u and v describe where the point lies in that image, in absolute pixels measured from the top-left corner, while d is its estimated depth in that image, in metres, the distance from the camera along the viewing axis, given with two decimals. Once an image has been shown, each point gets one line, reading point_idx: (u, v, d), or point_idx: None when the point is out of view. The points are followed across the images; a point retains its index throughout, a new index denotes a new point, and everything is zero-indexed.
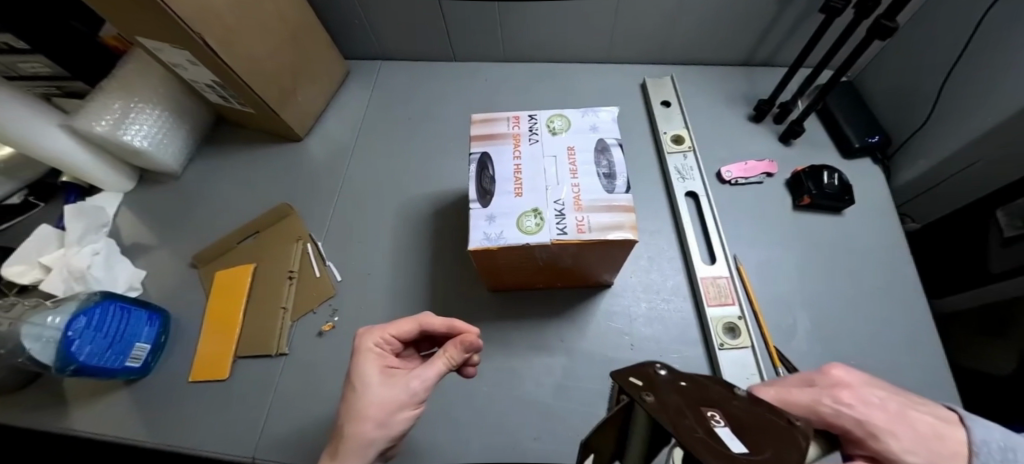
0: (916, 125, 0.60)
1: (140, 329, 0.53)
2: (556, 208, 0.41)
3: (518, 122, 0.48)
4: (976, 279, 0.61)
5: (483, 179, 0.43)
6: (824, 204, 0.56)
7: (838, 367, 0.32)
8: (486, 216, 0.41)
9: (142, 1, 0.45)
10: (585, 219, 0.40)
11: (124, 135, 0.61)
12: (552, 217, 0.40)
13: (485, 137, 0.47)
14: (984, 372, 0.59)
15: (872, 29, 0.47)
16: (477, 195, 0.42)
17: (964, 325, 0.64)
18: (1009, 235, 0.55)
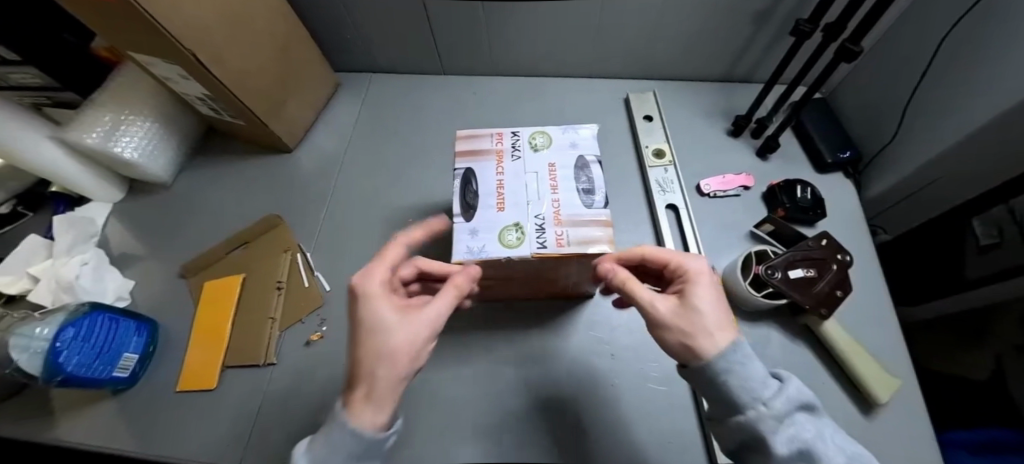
0: (885, 141, 0.63)
1: (128, 339, 0.54)
2: (537, 223, 0.42)
3: (501, 137, 0.50)
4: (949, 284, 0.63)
5: (466, 193, 0.45)
6: (797, 218, 0.58)
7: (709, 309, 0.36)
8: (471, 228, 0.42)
9: (134, 19, 0.46)
10: (564, 233, 0.41)
11: (115, 147, 0.62)
12: (532, 232, 0.41)
13: (469, 153, 0.49)
14: (954, 378, 0.61)
15: (838, 51, 0.49)
16: (461, 208, 0.44)
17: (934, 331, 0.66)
18: (984, 243, 0.57)
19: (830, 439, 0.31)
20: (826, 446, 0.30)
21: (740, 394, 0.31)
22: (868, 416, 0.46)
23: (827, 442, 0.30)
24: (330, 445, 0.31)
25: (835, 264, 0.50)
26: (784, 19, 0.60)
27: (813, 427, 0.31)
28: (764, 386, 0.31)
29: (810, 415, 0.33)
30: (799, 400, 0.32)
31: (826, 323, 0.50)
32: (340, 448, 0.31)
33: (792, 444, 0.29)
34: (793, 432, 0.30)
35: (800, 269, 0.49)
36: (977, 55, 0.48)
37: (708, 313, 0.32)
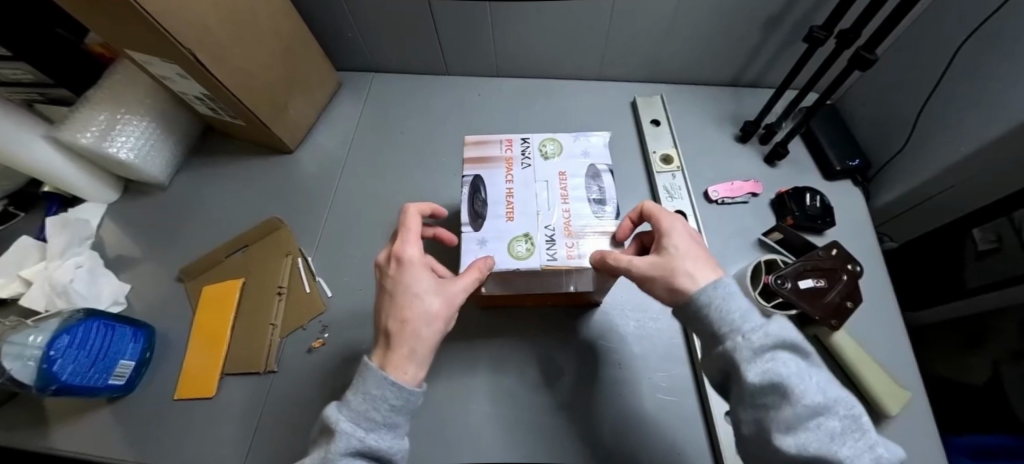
0: (895, 150, 0.62)
1: (123, 346, 0.52)
2: (547, 234, 0.41)
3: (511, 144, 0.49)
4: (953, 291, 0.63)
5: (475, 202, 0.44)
6: (806, 226, 0.57)
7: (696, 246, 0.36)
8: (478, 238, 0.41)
9: (130, 16, 0.44)
10: (575, 245, 0.40)
11: (110, 146, 0.60)
12: (541, 244, 0.41)
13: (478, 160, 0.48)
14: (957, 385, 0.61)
15: (852, 59, 0.48)
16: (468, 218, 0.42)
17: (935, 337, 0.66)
18: (983, 248, 0.59)
19: (814, 379, 0.28)
20: (805, 382, 0.27)
21: (717, 322, 0.30)
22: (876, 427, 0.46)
23: (806, 380, 0.27)
24: (373, 399, 0.31)
25: (845, 275, 0.49)
26: (795, 24, 0.59)
27: (796, 364, 0.28)
28: (744, 316, 0.30)
29: (800, 356, 0.30)
30: (784, 337, 0.29)
31: (836, 334, 0.49)
32: (389, 398, 0.31)
33: (763, 374, 0.27)
34: (767, 362, 0.28)
35: (808, 280, 0.49)
36: (994, 66, 0.47)
37: (684, 259, 0.34)
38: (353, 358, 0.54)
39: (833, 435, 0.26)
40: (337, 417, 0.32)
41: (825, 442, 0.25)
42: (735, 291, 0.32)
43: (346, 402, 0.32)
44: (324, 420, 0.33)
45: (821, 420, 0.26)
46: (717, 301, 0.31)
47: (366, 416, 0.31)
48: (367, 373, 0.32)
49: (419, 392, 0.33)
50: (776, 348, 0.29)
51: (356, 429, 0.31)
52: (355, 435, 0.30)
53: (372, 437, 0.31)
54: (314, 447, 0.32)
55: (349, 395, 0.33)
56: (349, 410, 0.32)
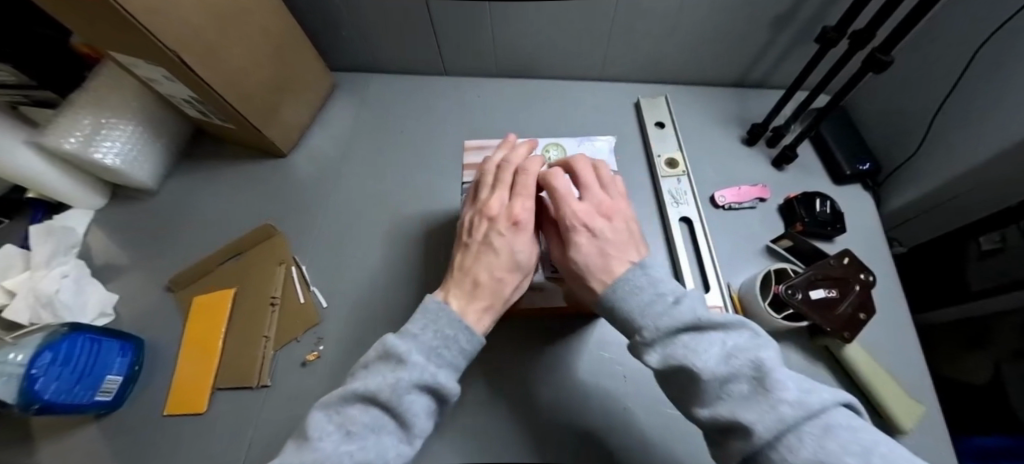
0: (908, 153, 0.61)
1: (111, 360, 0.50)
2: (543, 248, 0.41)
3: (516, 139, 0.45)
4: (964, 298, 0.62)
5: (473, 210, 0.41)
6: (816, 232, 0.55)
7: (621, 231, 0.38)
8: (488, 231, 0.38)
9: (109, 17, 0.42)
10: None
11: (95, 152, 0.58)
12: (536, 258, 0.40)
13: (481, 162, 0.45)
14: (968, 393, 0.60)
15: (866, 61, 0.47)
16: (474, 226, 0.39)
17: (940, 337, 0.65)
18: (989, 249, 0.58)
19: (716, 345, 0.28)
20: (701, 349, 0.28)
21: (629, 316, 0.33)
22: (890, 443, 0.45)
23: (700, 354, 0.28)
24: (447, 337, 0.32)
25: (858, 284, 0.47)
26: (804, 24, 0.58)
27: (702, 336, 0.29)
28: (642, 308, 0.32)
29: (709, 332, 0.29)
30: (687, 310, 0.31)
31: (848, 346, 0.47)
32: (462, 340, 0.32)
33: (661, 358, 0.30)
34: (665, 342, 0.30)
35: (820, 289, 0.47)
36: (1013, 68, 0.45)
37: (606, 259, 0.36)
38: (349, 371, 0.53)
39: (739, 396, 0.25)
40: (402, 346, 0.31)
41: (728, 407, 0.25)
42: (645, 276, 0.34)
43: (410, 335, 0.32)
44: (382, 349, 0.32)
45: (723, 381, 0.26)
46: (624, 292, 0.34)
47: (436, 352, 0.31)
48: (443, 314, 0.33)
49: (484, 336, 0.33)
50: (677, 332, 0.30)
51: (419, 360, 0.30)
52: (422, 365, 0.30)
53: (441, 373, 0.31)
54: (370, 371, 0.31)
55: (414, 328, 0.33)
56: (417, 344, 0.31)
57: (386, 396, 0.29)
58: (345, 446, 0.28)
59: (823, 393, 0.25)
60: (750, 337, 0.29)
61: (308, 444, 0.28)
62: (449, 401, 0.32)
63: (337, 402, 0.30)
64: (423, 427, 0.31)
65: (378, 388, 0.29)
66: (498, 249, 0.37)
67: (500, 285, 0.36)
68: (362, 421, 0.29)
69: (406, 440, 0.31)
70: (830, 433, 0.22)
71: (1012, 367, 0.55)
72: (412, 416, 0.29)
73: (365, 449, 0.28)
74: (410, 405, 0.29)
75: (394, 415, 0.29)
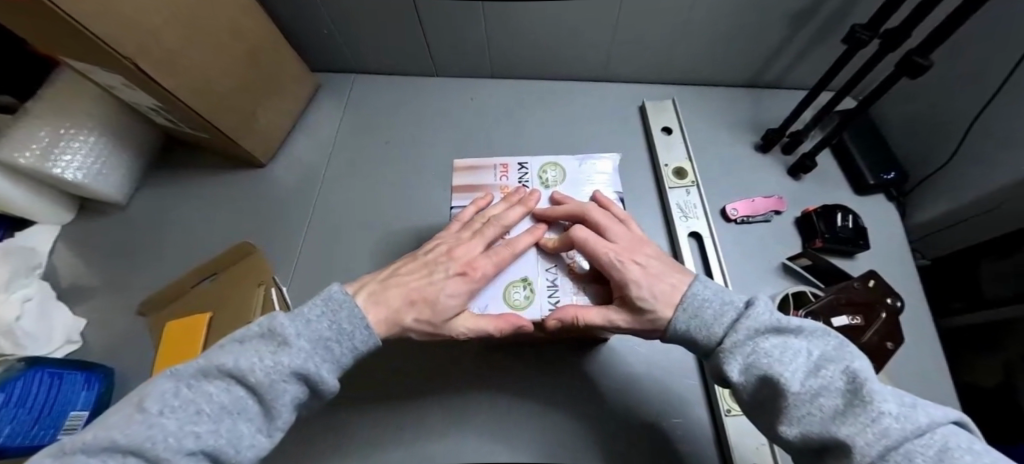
0: (942, 160, 0.56)
1: (74, 395, 0.45)
2: (551, 291, 0.34)
3: (535, 191, 0.39)
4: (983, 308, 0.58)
5: (442, 243, 0.36)
6: (837, 249, 0.51)
7: (638, 272, 0.31)
8: (439, 265, 0.33)
9: (52, 20, 0.37)
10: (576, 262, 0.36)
11: (54, 167, 0.53)
12: (543, 300, 0.34)
13: (485, 205, 0.41)
14: None
15: (901, 64, 0.42)
16: (435, 254, 0.35)
17: (961, 351, 0.59)
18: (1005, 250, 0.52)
19: (802, 354, 0.26)
20: (788, 359, 0.25)
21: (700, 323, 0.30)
22: None
23: (789, 361, 0.25)
24: (342, 328, 0.28)
25: (884, 312, 0.44)
26: (826, 21, 0.53)
27: (783, 343, 0.26)
28: (718, 312, 0.29)
29: (796, 337, 0.27)
30: (767, 312, 0.28)
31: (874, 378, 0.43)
32: (357, 337, 0.28)
33: (745, 369, 0.27)
34: (745, 347, 0.27)
35: (844, 317, 0.43)
36: None
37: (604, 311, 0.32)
38: None
39: (831, 411, 0.23)
40: (290, 325, 0.26)
41: (821, 426, 0.22)
42: (710, 288, 0.32)
43: (298, 315, 0.27)
44: (265, 324, 0.27)
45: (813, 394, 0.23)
46: (695, 307, 0.30)
47: (326, 342, 0.27)
48: (344, 302, 0.29)
49: (361, 340, 0.29)
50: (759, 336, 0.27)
51: (298, 336, 0.26)
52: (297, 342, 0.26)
53: (325, 366, 0.27)
54: (243, 346, 0.26)
55: (306, 309, 0.28)
56: (306, 327, 0.27)
57: (258, 378, 0.24)
58: (190, 425, 0.22)
59: (930, 408, 0.22)
60: (837, 345, 0.26)
61: (135, 417, 0.22)
62: (326, 397, 0.28)
63: (188, 375, 0.25)
64: (287, 421, 0.27)
65: (251, 367, 0.24)
66: (431, 282, 0.32)
67: (406, 312, 0.31)
68: (218, 400, 0.24)
69: (264, 431, 0.26)
70: (948, 456, 0.19)
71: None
72: (279, 407, 0.25)
73: (215, 434, 0.23)
74: (278, 394, 0.25)
75: (261, 400, 0.25)
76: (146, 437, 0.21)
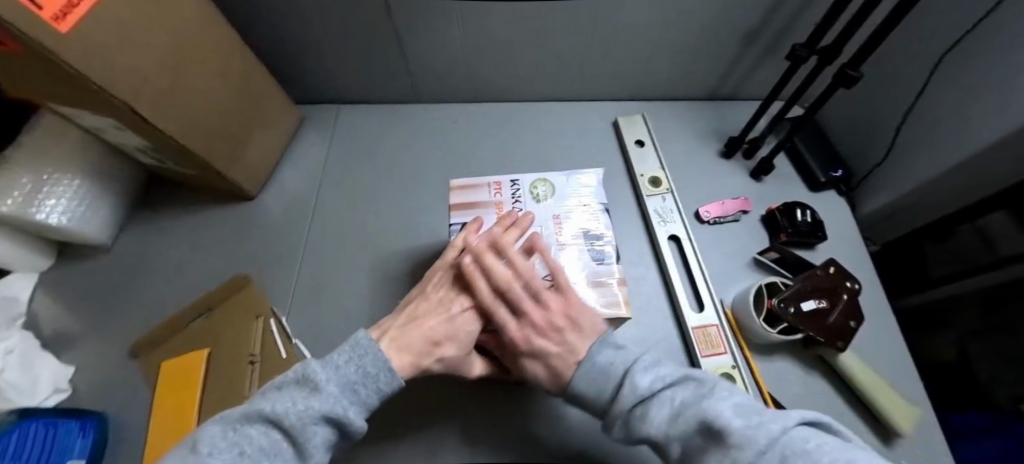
0: (878, 157, 0.63)
1: (68, 445, 0.44)
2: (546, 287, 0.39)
3: (527, 216, 0.42)
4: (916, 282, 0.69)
5: (448, 274, 0.40)
6: (799, 241, 0.57)
7: (529, 361, 0.36)
8: (454, 300, 0.37)
9: (47, 69, 0.38)
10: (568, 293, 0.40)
11: (37, 212, 0.53)
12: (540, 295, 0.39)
13: (473, 230, 0.43)
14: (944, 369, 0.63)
15: (836, 76, 0.48)
16: (445, 290, 0.38)
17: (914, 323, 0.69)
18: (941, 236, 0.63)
19: (666, 403, 0.29)
20: (653, 415, 0.29)
21: (592, 399, 0.33)
22: (890, 447, 0.45)
23: (655, 418, 0.29)
24: (368, 371, 0.29)
25: (845, 294, 0.49)
26: (771, 40, 0.60)
27: (653, 401, 0.30)
28: (605, 390, 0.33)
29: (663, 391, 0.30)
30: (633, 383, 0.31)
31: (842, 355, 0.48)
32: (381, 379, 0.29)
33: (630, 432, 0.31)
34: (625, 415, 0.31)
35: (811, 300, 0.48)
36: (971, 76, 0.48)
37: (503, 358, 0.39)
38: None
39: (702, 453, 0.26)
40: (322, 371, 0.28)
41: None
42: (595, 364, 0.34)
43: (329, 362, 0.29)
44: (299, 371, 0.28)
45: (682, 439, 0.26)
46: (580, 387, 0.34)
47: (352, 385, 0.28)
48: (370, 347, 0.30)
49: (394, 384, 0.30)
50: (634, 407, 0.30)
51: (326, 383, 0.27)
52: (327, 386, 0.27)
53: (352, 408, 0.27)
54: (280, 393, 0.27)
55: (335, 355, 0.29)
56: (336, 373, 0.28)
57: (291, 422, 0.25)
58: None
59: (772, 421, 0.25)
60: (693, 387, 0.30)
61: (187, 458, 0.23)
62: (355, 437, 0.29)
63: (234, 419, 0.26)
64: (319, 462, 0.27)
65: (285, 411, 0.25)
66: (450, 318, 0.36)
67: (428, 351, 0.34)
68: (259, 442, 0.24)
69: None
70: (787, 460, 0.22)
71: (984, 342, 0.59)
72: (311, 448, 0.26)
73: None
74: (311, 436, 0.25)
75: (294, 443, 0.25)
76: None
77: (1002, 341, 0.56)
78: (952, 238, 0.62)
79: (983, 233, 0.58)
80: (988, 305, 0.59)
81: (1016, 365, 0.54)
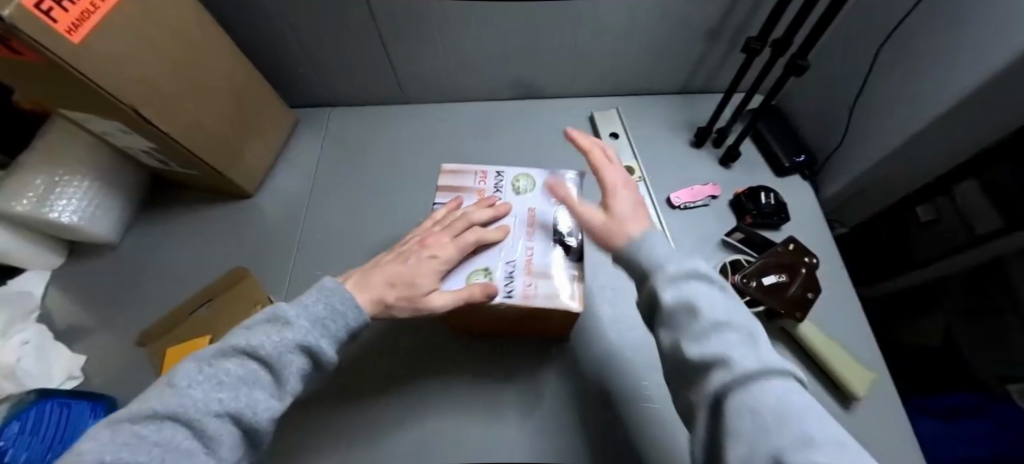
0: (834, 143, 0.67)
1: (83, 423, 0.47)
2: (502, 251, 0.40)
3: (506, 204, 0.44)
4: (897, 264, 0.73)
5: (416, 236, 0.43)
6: (764, 222, 0.60)
7: None
8: (413, 252, 0.40)
9: (64, 78, 0.42)
10: (533, 281, 0.38)
11: (51, 212, 0.57)
12: (496, 257, 0.40)
13: (437, 209, 0.47)
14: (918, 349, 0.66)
15: (788, 66, 0.52)
16: (408, 246, 0.42)
17: (889, 307, 0.73)
18: (926, 219, 0.67)
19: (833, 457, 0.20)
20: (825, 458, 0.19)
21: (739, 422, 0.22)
22: (847, 409, 0.49)
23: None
24: (336, 308, 0.33)
25: (803, 268, 0.52)
26: (733, 35, 0.63)
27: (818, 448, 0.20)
28: (754, 408, 0.22)
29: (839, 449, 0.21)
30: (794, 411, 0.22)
31: (800, 325, 0.51)
32: (350, 315, 0.34)
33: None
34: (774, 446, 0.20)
35: (771, 275, 0.51)
36: (913, 64, 0.52)
37: None
38: None
39: None
40: (292, 310, 0.32)
41: None
42: (740, 378, 0.24)
43: (299, 303, 0.33)
44: (270, 312, 0.32)
45: (718, 378, 0.25)
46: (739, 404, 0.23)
47: (323, 320, 0.32)
48: (335, 289, 0.34)
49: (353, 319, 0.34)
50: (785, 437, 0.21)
51: (296, 318, 0.31)
52: (300, 321, 0.31)
53: (324, 340, 0.31)
54: (252, 329, 0.30)
55: (305, 297, 0.33)
56: (305, 310, 0.32)
57: (268, 350, 0.29)
58: (213, 393, 0.27)
59: None
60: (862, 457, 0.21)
61: (166, 391, 0.26)
62: (329, 367, 0.33)
63: (208, 356, 0.29)
64: (296, 387, 0.31)
65: (261, 343, 0.29)
66: (406, 265, 0.39)
67: (387, 291, 0.37)
68: (236, 372, 0.28)
69: (277, 398, 0.30)
70: None
71: (967, 327, 0.62)
72: (287, 375, 0.30)
73: (234, 399, 0.27)
74: (287, 364, 0.29)
75: (271, 370, 0.29)
76: (178, 404, 0.25)
77: (986, 323, 0.59)
78: (937, 222, 0.66)
79: (962, 214, 0.61)
80: (971, 286, 0.62)
81: (999, 343, 0.57)
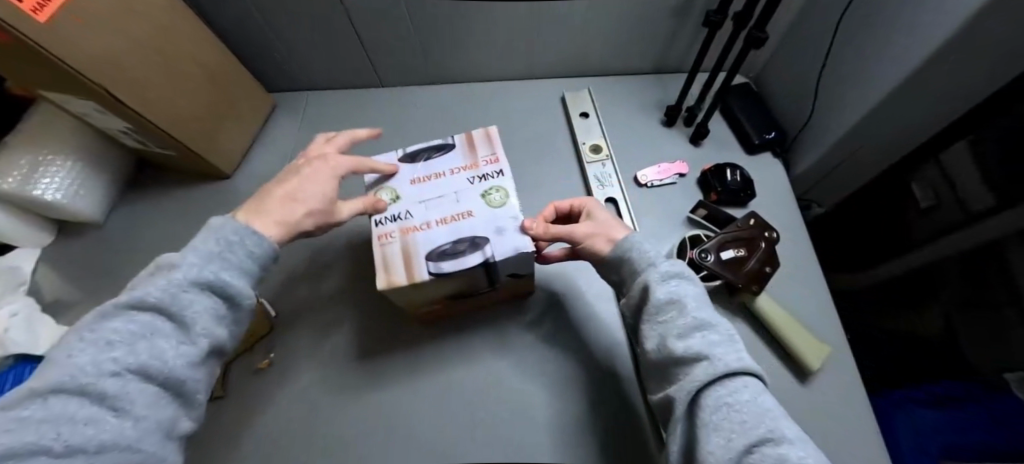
0: (804, 115, 0.66)
1: None
2: (419, 202, 0.41)
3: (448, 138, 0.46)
4: (894, 247, 0.71)
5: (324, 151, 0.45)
6: (729, 199, 0.60)
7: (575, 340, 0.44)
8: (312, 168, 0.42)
9: (35, 59, 0.44)
10: (390, 240, 0.38)
11: (34, 190, 0.59)
12: (409, 204, 0.41)
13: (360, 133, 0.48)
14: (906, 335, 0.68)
15: (747, 39, 0.51)
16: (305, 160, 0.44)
17: (882, 300, 0.72)
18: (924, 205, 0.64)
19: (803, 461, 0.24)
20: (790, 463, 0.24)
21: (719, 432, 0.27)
22: (803, 383, 0.49)
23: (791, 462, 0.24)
24: (228, 241, 0.34)
25: (762, 242, 0.51)
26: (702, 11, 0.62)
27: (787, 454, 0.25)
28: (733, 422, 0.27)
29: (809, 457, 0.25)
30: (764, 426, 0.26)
31: (758, 299, 0.51)
32: (246, 242, 0.35)
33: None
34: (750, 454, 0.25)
35: (729, 250, 0.51)
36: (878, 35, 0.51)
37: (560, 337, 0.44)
38: (303, 374, 0.55)
39: None
40: (177, 256, 0.33)
41: None
42: (726, 401, 0.28)
43: (187, 248, 0.34)
44: (158, 263, 0.33)
45: (715, 395, 0.29)
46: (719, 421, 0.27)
47: (216, 255, 0.34)
48: (223, 227, 0.35)
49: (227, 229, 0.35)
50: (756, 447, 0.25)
51: (183, 263, 0.32)
52: (189, 264, 0.32)
53: (225, 271, 0.33)
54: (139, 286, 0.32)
55: (194, 240, 0.34)
56: (190, 251, 0.33)
57: (160, 296, 0.30)
58: (104, 354, 0.28)
59: None
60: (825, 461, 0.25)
61: (63, 358, 0.28)
62: (242, 300, 0.35)
63: (100, 321, 0.30)
64: (209, 327, 0.33)
65: (147, 293, 0.31)
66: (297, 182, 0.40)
67: (279, 203, 0.39)
68: (127, 329, 0.30)
69: (188, 343, 0.32)
70: None
71: (966, 316, 0.61)
72: (191, 317, 0.32)
73: (132, 354, 0.29)
74: (187, 303, 0.31)
75: (171, 318, 0.31)
76: (66, 374, 0.26)
77: (979, 313, 0.58)
78: (935, 208, 0.63)
79: (959, 201, 0.59)
80: (965, 268, 0.59)
81: (996, 341, 0.56)
